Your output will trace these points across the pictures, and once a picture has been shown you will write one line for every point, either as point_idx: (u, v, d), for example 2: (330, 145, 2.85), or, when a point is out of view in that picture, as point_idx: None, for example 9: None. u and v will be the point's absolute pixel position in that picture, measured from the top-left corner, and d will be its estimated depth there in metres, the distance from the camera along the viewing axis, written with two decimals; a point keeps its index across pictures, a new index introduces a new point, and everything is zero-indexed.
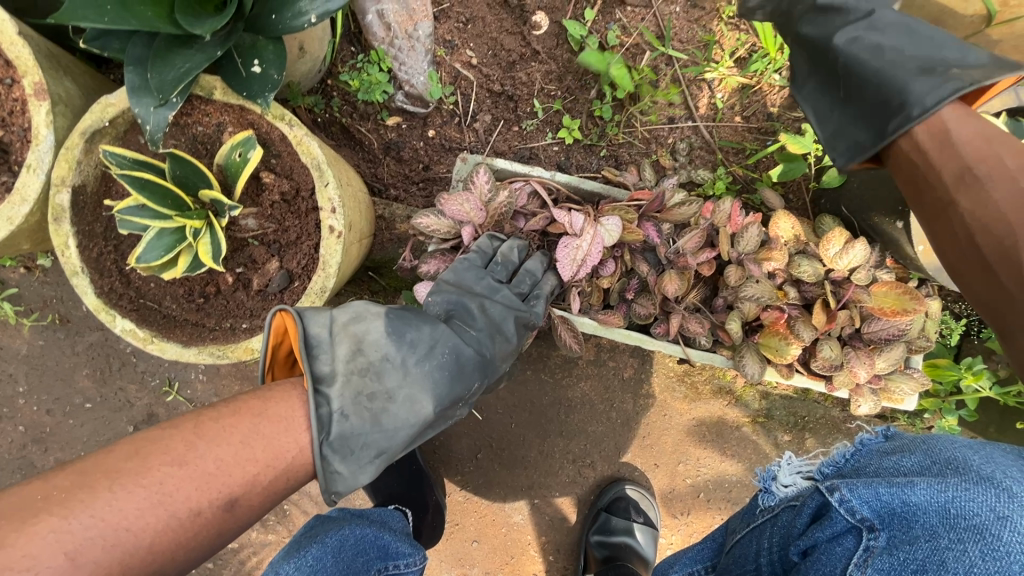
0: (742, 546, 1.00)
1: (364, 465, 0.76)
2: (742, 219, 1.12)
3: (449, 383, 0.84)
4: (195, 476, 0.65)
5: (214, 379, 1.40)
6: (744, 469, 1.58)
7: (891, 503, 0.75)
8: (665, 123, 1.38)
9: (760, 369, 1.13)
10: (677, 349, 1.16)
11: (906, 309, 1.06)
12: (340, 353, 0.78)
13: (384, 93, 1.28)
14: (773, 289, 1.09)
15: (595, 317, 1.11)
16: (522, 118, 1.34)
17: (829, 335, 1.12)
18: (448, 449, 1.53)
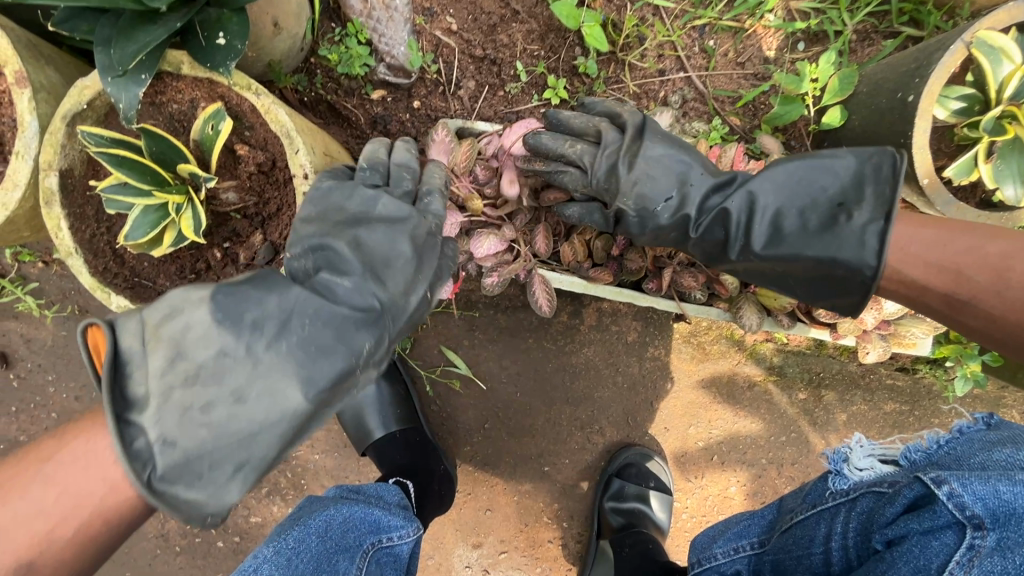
0: (807, 527, 0.98)
1: (224, 482, 0.66)
2: (744, 165, 1.11)
3: (318, 360, 0.70)
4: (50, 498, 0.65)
5: None
6: (758, 429, 1.55)
7: (1013, 503, 0.68)
8: (657, 75, 1.34)
9: (759, 320, 1.09)
10: (671, 304, 1.13)
11: None
12: (153, 366, 0.65)
13: (365, 65, 1.28)
14: None
15: (584, 274, 1.10)
16: (506, 82, 1.32)
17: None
18: (455, 420, 1.54)
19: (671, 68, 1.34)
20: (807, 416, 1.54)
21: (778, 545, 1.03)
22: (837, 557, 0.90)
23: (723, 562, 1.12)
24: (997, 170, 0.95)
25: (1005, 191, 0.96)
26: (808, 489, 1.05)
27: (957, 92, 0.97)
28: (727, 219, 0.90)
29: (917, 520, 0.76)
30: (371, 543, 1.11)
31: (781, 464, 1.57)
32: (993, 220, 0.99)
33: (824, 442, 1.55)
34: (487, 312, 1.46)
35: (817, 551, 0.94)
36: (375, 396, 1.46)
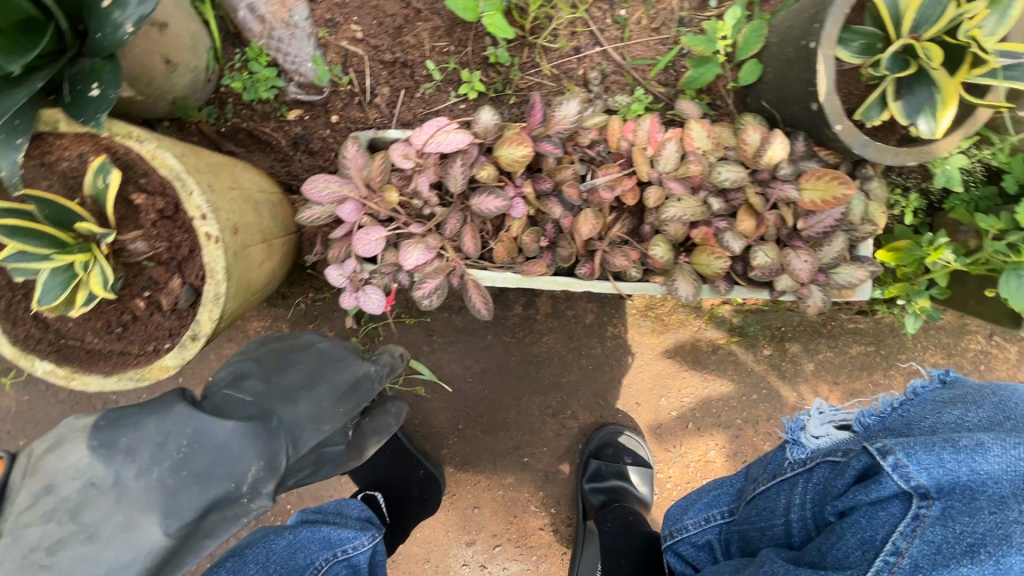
0: (768, 498, 0.98)
1: None
2: (662, 135, 1.07)
3: (189, 488, 0.75)
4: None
5: None
6: (729, 391, 1.56)
7: (957, 472, 0.70)
8: (572, 53, 1.31)
9: (694, 290, 1.07)
10: (607, 286, 1.13)
11: (836, 195, 1.01)
12: (23, 500, 0.71)
13: (274, 87, 1.26)
14: (697, 205, 1.06)
15: (518, 269, 1.10)
16: (420, 83, 1.29)
17: (761, 240, 1.07)
18: (428, 425, 1.54)
19: (587, 44, 1.31)
20: (776, 371, 1.54)
21: (743, 516, 1.02)
22: (796, 527, 0.90)
23: (695, 535, 1.13)
24: (905, 108, 0.95)
25: (916, 128, 0.94)
26: (769, 458, 1.06)
27: (858, 32, 0.95)
28: None
29: (862, 491, 0.77)
30: (324, 559, 1.13)
31: (757, 422, 1.58)
32: (912, 155, 0.99)
33: (796, 394, 1.56)
34: (441, 315, 1.46)
35: (778, 523, 0.94)
36: None
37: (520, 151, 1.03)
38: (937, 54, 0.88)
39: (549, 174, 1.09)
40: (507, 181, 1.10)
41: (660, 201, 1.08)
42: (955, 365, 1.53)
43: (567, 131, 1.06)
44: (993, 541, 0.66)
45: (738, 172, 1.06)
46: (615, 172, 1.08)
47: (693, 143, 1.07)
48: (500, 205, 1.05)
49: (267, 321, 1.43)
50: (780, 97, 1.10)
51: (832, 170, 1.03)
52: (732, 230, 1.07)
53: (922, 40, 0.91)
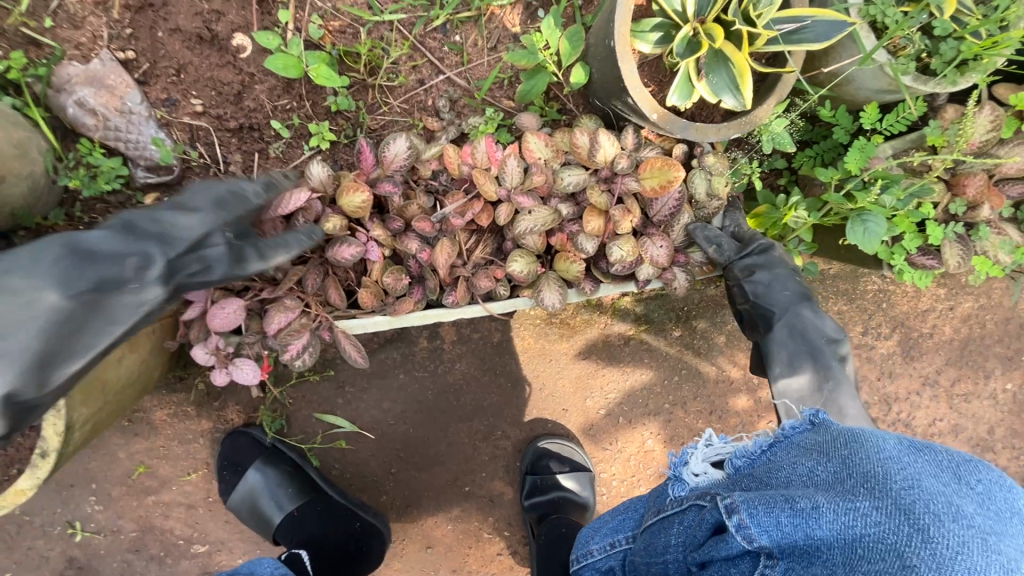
0: (653, 534, 0.90)
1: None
2: (501, 153, 1.08)
3: (81, 270, 0.66)
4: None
5: (111, 505, 1.44)
6: (650, 379, 1.57)
7: (794, 536, 0.64)
8: (417, 86, 1.33)
9: (560, 296, 1.11)
10: (479, 308, 1.15)
11: (669, 180, 1.04)
12: None
13: (121, 177, 1.25)
14: (547, 215, 1.07)
15: (387, 311, 1.10)
16: (271, 143, 1.29)
17: (615, 235, 1.09)
18: (361, 477, 1.51)
19: (429, 75, 1.33)
20: (690, 349, 1.57)
21: (638, 546, 0.94)
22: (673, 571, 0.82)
23: (600, 559, 1.07)
24: (713, 84, 0.97)
25: (726, 102, 0.98)
26: (660, 490, 1.00)
27: (650, 25, 0.98)
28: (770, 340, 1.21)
29: (715, 548, 0.73)
30: None
31: (684, 402, 1.59)
32: (732, 128, 1.01)
33: (715, 368, 1.58)
34: (347, 365, 1.45)
35: (659, 562, 0.86)
36: (263, 483, 1.42)
37: (358, 198, 1.03)
38: (719, 32, 0.95)
39: (398, 212, 1.10)
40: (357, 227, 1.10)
41: (512, 216, 1.09)
42: (860, 309, 1.59)
43: (404, 168, 1.08)
44: None
45: (579, 175, 1.09)
46: (461, 198, 1.09)
47: (532, 155, 1.08)
48: (353, 252, 1.05)
49: (171, 407, 1.41)
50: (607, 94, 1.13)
51: (665, 156, 1.06)
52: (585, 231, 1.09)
53: (706, 22, 0.96)
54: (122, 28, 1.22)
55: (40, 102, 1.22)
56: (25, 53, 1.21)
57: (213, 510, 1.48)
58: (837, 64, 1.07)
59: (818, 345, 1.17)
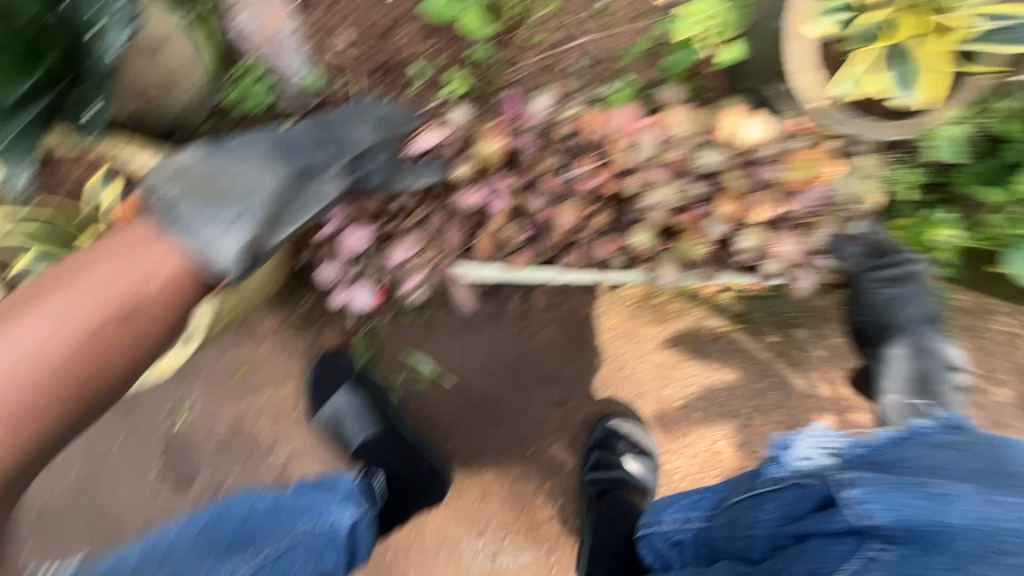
0: (749, 510, 1.09)
1: (228, 227, 0.85)
2: (640, 123, 1.06)
3: (286, 159, 0.94)
4: (80, 298, 0.78)
5: (211, 401, 1.57)
6: (735, 380, 1.53)
7: (914, 520, 0.81)
8: (554, 46, 1.31)
9: (676, 274, 1.19)
10: (594, 275, 1.21)
11: (817, 175, 1.06)
12: (169, 176, 0.87)
13: (267, 100, 1.32)
14: (677, 193, 1.09)
15: (507, 261, 1.20)
16: (405, 85, 1.32)
17: (744, 225, 1.13)
18: (433, 420, 1.57)
19: (568, 36, 1.31)
20: (782, 357, 1.51)
21: (725, 518, 1.16)
22: (763, 543, 1.01)
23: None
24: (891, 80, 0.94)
25: (900, 99, 0.96)
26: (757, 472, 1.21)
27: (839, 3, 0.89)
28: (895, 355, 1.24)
29: (825, 522, 0.89)
30: None
31: (765, 411, 1.54)
32: (901, 129, 0.99)
33: (805, 382, 1.52)
34: (439, 311, 1.50)
35: (749, 535, 1.05)
36: (349, 404, 1.51)
37: (494, 148, 1.08)
38: (907, 24, 0.90)
39: (527, 168, 1.11)
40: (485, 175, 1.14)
41: (641, 190, 1.10)
42: (980, 350, 1.45)
43: (542, 126, 1.09)
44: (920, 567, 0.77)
45: (718, 158, 1.06)
46: (592, 163, 1.08)
47: (673, 131, 1.06)
48: (479, 200, 1.11)
49: (277, 322, 1.52)
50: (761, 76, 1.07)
51: (816, 149, 1.06)
52: (712, 214, 1.11)
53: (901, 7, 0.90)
54: None
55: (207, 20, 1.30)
56: None
57: (297, 423, 1.60)
58: None
59: (937, 371, 1.22)
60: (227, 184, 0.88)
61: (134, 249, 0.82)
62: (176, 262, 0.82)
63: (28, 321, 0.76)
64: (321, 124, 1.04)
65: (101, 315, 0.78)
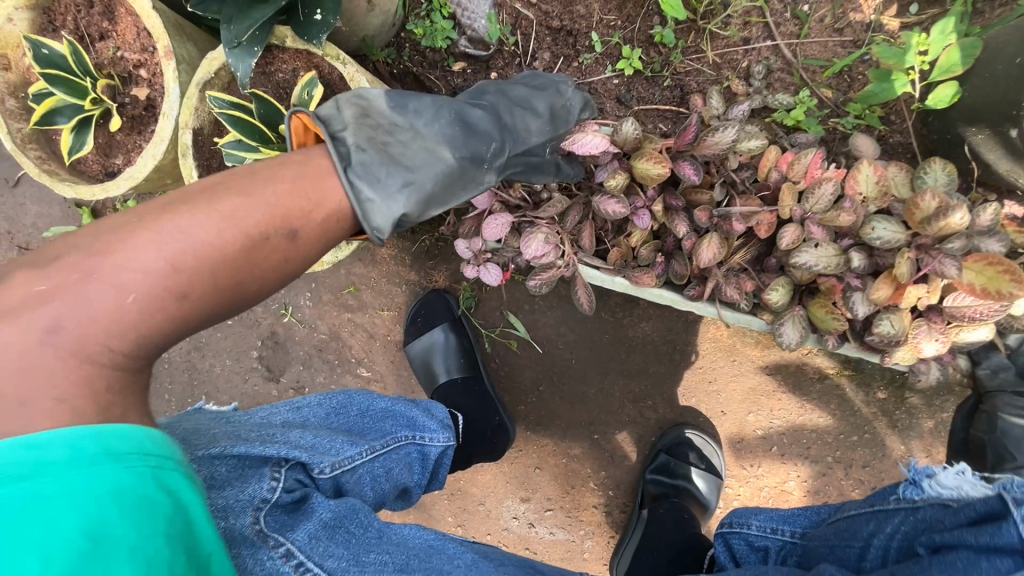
0: (856, 521, 0.98)
1: (393, 195, 0.82)
2: (822, 172, 0.97)
3: (461, 138, 0.91)
4: (259, 203, 0.69)
5: (318, 306, 1.69)
6: (826, 425, 1.47)
7: None
8: (741, 44, 1.27)
9: (800, 337, 1.03)
10: (712, 310, 1.12)
11: (1001, 291, 0.87)
12: (350, 117, 0.83)
13: (447, 39, 1.37)
14: (834, 257, 0.96)
15: (628, 275, 1.10)
16: (580, 53, 1.34)
17: (895, 307, 0.97)
18: (512, 380, 1.62)
19: (758, 36, 1.27)
20: (886, 417, 1.43)
21: (821, 534, 1.02)
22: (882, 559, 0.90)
23: (756, 535, 1.12)
24: None
25: None
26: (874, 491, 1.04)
27: None
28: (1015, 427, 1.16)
29: (975, 533, 0.77)
30: (406, 433, 1.22)
31: (850, 465, 1.47)
32: None
33: (903, 448, 1.44)
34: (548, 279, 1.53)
35: (857, 546, 0.94)
36: (442, 342, 1.58)
37: (658, 168, 0.99)
38: None
39: (683, 192, 1.05)
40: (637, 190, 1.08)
41: (796, 242, 0.97)
42: None
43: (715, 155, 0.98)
44: None
45: (895, 233, 0.92)
46: (755, 205, 1.01)
47: (855, 187, 0.94)
48: (620, 209, 1.02)
49: (395, 250, 1.60)
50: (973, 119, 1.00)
51: (1007, 260, 0.87)
52: (865, 291, 0.97)
53: None
54: None
55: None
56: None
57: (386, 348, 1.68)
58: None
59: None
60: (402, 146, 0.86)
61: (313, 170, 0.76)
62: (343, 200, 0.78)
63: (204, 205, 0.66)
64: (504, 101, 0.99)
65: (276, 223, 0.70)
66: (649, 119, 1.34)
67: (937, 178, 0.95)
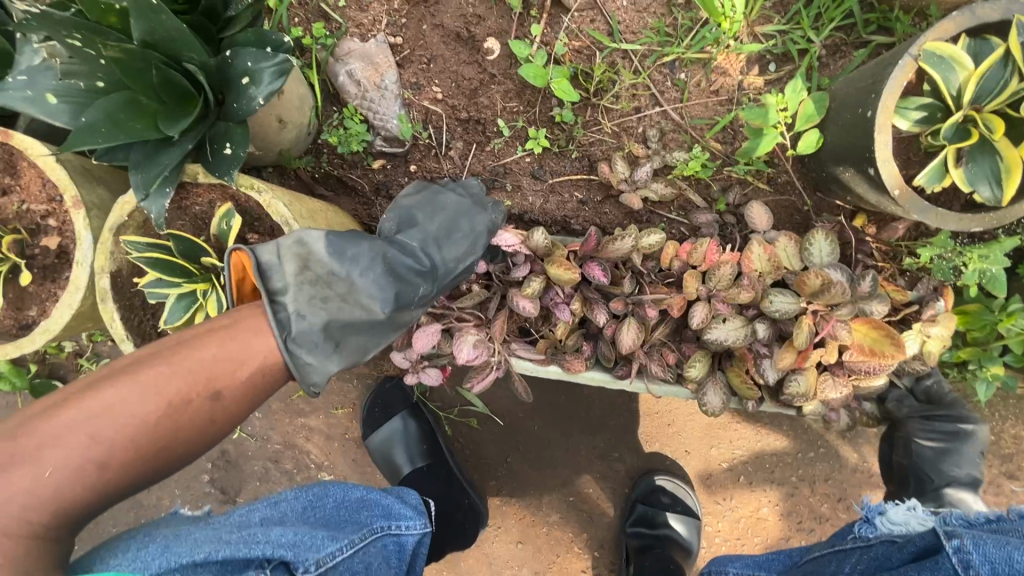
0: (823, 561, 1.06)
1: (328, 358, 0.91)
2: (718, 256, 1.09)
3: (395, 287, 0.96)
4: (184, 371, 0.82)
5: (268, 415, 1.63)
6: (783, 447, 1.52)
7: None
8: (633, 113, 1.40)
9: (722, 400, 1.13)
10: (642, 386, 1.20)
11: (884, 352, 1.03)
12: (290, 271, 0.90)
13: (363, 141, 1.43)
14: (740, 329, 1.08)
15: (561, 364, 1.17)
16: (491, 138, 1.43)
17: (802, 367, 1.08)
18: (478, 456, 1.60)
19: (647, 104, 1.40)
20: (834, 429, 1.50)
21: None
22: None
23: None
24: (970, 173, 0.95)
25: (980, 192, 0.95)
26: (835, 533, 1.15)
27: (916, 104, 0.98)
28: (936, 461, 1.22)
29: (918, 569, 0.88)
30: (381, 525, 1.17)
31: (813, 481, 1.53)
32: (977, 222, 0.98)
33: (857, 456, 1.51)
34: None
35: None
36: (401, 432, 1.56)
37: (567, 275, 1.06)
38: (999, 124, 0.92)
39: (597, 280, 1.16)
40: (554, 285, 1.13)
41: (707, 320, 1.08)
42: None
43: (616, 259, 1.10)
44: None
45: (791, 303, 1.05)
46: (664, 291, 1.12)
47: (750, 264, 1.07)
48: (534, 307, 1.10)
49: None
50: (837, 160, 1.14)
51: (885, 323, 1.04)
52: (773, 359, 1.08)
53: (983, 111, 0.94)
54: (399, 17, 1.41)
55: (318, 66, 1.43)
56: (320, 25, 1.42)
57: (346, 446, 1.63)
58: None
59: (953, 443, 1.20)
60: (341, 299, 0.93)
61: (235, 333, 0.85)
62: (268, 360, 0.86)
63: (131, 377, 0.80)
64: (431, 234, 1.06)
65: (199, 388, 0.82)
66: (565, 189, 1.43)
67: (821, 248, 1.06)
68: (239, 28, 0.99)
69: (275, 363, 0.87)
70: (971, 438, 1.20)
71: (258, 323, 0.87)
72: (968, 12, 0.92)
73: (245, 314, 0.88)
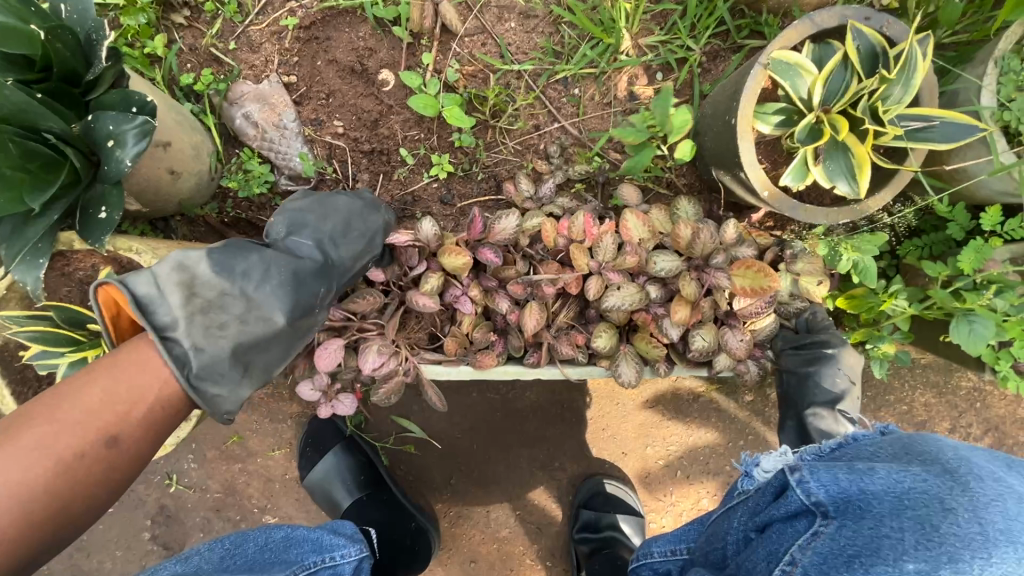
0: (719, 524, 1.04)
1: (236, 381, 0.95)
2: (598, 229, 1.14)
3: (291, 299, 1.00)
4: (70, 425, 0.82)
5: (204, 465, 1.60)
6: (715, 439, 1.57)
7: (848, 490, 0.78)
8: (532, 130, 1.43)
9: (636, 370, 1.17)
10: (557, 372, 1.21)
11: (761, 286, 1.06)
12: (174, 302, 0.91)
13: (268, 182, 1.43)
14: (634, 293, 1.12)
15: (471, 361, 1.17)
16: (395, 167, 1.44)
17: (699, 322, 1.14)
18: (422, 481, 1.61)
19: (546, 121, 1.42)
20: (760, 417, 1.56)
21: (701, 545, 1.07)
22: (731, 549, 0.96)
23: (659, 561, 1.18)
24: (828, 170, 1.01)
25: (839, 187, 1.00)
26: (729, 491, 1.10)
27: (772, 108, 1.04)
28: (814, 388, 1.22)
29: (776, 508, 0.87)
30: (311, 559, 1.17)
31: None
32: (842, 214, 1.03)
33: None
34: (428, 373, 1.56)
35: (721, 546, 1.00)
36: (337, 467, 1.56)
37: (459, 261, 1.11)
38: (844, 123, 0.98)
39: (493, 272, 1.18)
40: (451, 282, 1.16)
41: (601, 291, 1.14)
42: (950, 405, 1.52)
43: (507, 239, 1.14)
44: (867, 552, 0.72)
45: (673, 262, 1.12)
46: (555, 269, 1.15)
47: (629, 233, 1.12)
48: (433, 303, 1.11)
49: (269, 387, 1.57)
50: (716, 164, 1.19)
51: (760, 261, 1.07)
52: (670, 316, 1.14)
53: (831, 111, 1.00)
54: (291, 55, 1.41)
55: (214, 110, 1.42)
56: (211, 70, 1.41)
57: (288, 487, 1.62)
58: (961, 160, 1.06)
59: (830, 375, 1.21)
60: (235, 322, 0.96)
61: (118, 371, 0.86)
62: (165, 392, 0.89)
63: (15, 443, 0.79)
64: (320, 238, 1.09)
65: (92, 435, 0.83)
66: (474, 210, 1.45)
67: (687, 212, 1.18)
68: (104, 89, 0.97)
69: (170, 395, 0.90)
70: (835, 362, 1.20)
71: (152, 361, 0.89)
72: (807, 21, 0.97)
73: (128, 351, 0.89)
